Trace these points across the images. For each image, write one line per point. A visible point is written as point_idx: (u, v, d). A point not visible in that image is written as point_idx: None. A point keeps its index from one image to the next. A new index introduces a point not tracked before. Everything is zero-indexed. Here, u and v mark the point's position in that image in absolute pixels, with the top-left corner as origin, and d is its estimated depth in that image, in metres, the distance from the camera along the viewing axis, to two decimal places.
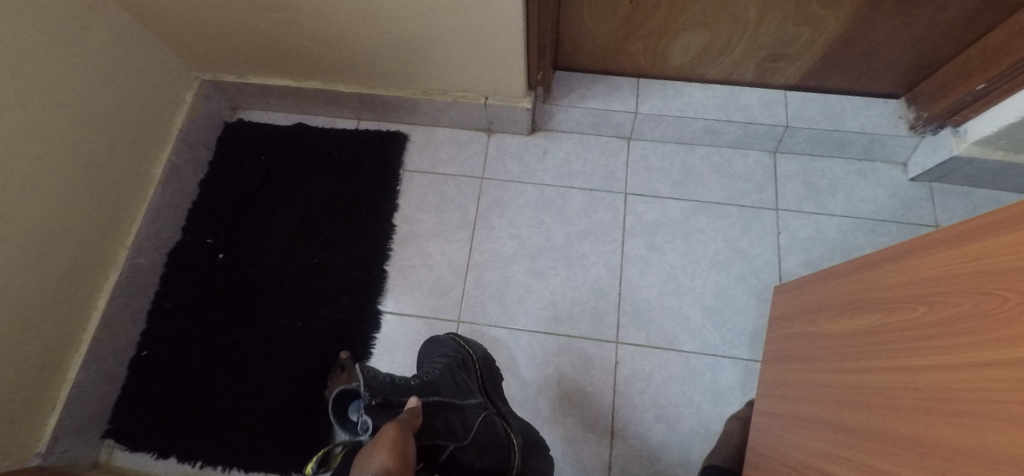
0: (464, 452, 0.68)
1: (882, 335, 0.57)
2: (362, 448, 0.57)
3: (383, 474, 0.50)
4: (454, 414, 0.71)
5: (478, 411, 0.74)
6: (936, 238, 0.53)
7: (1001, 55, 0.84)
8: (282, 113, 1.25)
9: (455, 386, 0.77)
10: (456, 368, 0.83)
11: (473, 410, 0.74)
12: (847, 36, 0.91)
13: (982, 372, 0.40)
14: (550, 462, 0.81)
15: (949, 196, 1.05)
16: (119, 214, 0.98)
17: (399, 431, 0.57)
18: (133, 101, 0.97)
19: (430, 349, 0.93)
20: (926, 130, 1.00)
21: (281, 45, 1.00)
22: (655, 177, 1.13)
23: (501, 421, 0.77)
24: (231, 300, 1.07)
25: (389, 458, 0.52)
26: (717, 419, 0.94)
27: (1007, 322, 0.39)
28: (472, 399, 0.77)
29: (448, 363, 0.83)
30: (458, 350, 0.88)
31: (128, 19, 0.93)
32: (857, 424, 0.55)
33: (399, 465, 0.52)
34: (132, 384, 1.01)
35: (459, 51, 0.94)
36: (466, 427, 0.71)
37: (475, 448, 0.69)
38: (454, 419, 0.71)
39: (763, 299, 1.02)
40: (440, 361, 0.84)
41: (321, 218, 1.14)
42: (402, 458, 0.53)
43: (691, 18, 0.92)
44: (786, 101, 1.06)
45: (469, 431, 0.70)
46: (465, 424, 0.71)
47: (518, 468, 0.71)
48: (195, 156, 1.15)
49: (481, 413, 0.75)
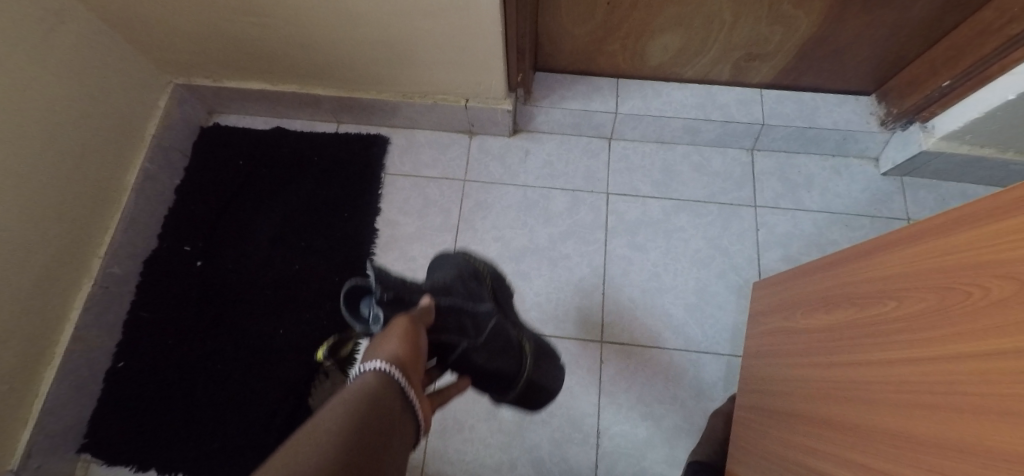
0: (477, 351, 0.72)
1: (855, 330, 0.59)
2: (375, 335, 0.61)
3: (394, 360, 0.54)
4: (467, 316, 0.73)
5: (490, 316, 0.76)
6: (904, 235, 0.55)
7: (964, 53, 0.87)
8: (259, 118, 1.22)
9: (467, 291, 0.77)
10: (469, 277, 0.82)
11: (485, 315, 0.76)
12: (819, 36, 0.93)
13: (951, 364, 0.41)
14: (554, 367, 0.91)
15: (920, 190, 1.08)
16: (91, 223, 0.95)
17: (411, 323, 0.61)
18: (104, 107, 0.94)
19: (438, 261, 0.89)
20: (896, 126, 1.03)
21: (256, 48, 0.99)
22: (637, 176, 1.14)
23: (511, 329, 0.81)
24: (211, 308, 1.05)
25: (400, 347, 0.56)
26: (700, 414, 0.95)
27: (973, 316, 0.40)
28: (484, 305, 0.78)
29: (459, 272, 0.81)
30: (467, 262, 0.86)
31: (96, 24, 0.90)
32: (834, 418, 0.56)
33: (409, 353, 0.56)
34: (108, 397, 0.98)
35: (439, 53, 0.93)
36: (479, 329, 0.74)
37: (487, 350, 0.73)
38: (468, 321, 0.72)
39: (743, 295, 1.03)
40: (452, 269, 0.82)
41: (302, 223, 1.12)
42: (412, 348, 0.57)
43: (668, 19, 0.93)
44: (762, 100, 1.08)
45: (481, 333, 0.73)
46: (478, 327, 0.74)
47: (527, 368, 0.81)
48: (170, 163, 1.13)
49: (492, 317, 0.77)
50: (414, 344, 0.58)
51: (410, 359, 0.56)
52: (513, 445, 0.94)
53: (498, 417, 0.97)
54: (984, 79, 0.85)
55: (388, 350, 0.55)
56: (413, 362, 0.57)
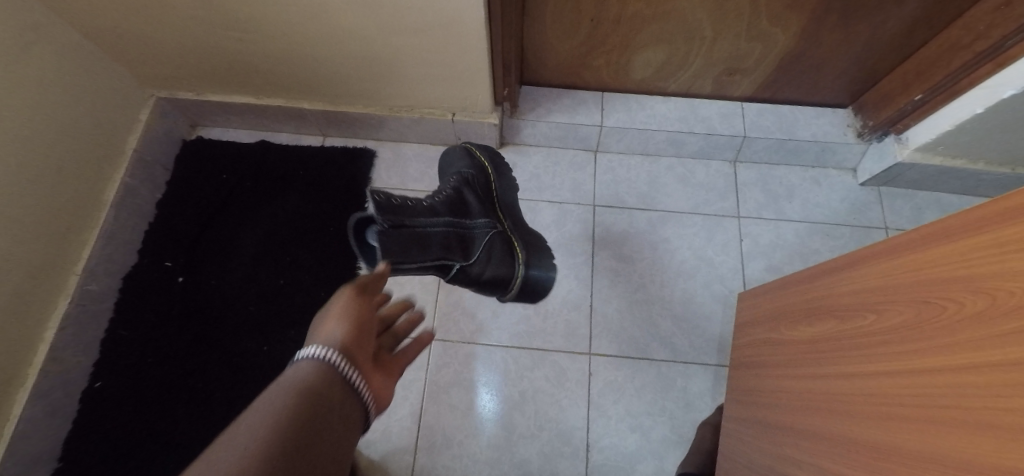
0: (472, 266, 0.79)
1: (837, 342, 0.60)
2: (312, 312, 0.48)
3: (335, 343, 0.42)
4: (462, 231, 0.78)
5: (485, 230, 0.82)
6: (881, 249, 0.56)
7: (934, 68, 0.90)
8: (243, 131, 1.21)
9: (467, 204, 0.84)
10: (471, 185, 0.88)
11: (482, 232, 0.82)
12: (797, 51, 0.96)
13: (931, 376, 0.41)
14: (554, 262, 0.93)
15: (896, 200, 1.11)
16: (68, 240, 0.93)
17: (357, 293, 0.48)
18: (83, 122, 0.93)
19: (447, 161, 0.99)
20: (871, 138, 1.06)
21: (241, 62, 0.98)
22: (622, 188, 1.15)
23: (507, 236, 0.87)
24: (192, 325, 1.03)
25: (341, 325, 0.44)
26: (688, 425, 0.96)
27: (949, 329, 0.41)
28: (482, 219, 0.83)
29: (462, 182, 0.88)
30: (473, 169, 0.93)
31: (75, 38, 0.89)
32: (818, 429, 0.57)
33: (354, 334, 0.44)
34: (84, 419, 0.95)
35: (425, 68, 0.94)
36: (475, 245, 0.80)
37: (481, 262, 0.80)
38: (463, 234, 0.78)
39: (729, 305, 1.04)
40: (455, 178, 0.88)
41: (287, 237, 1.11)
42: (357, 326, 0.45)
43: (651, 34, 0.95)
44: (743, 113, 1.10)
45: (477, 247, 0.80)
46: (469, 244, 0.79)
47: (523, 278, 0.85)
48: (150, 178, 1.11)
49: (485, 232, 0.82)
50: (357, 320, 0.45)
51: (358, 339, 0.44)
52: (502, 460, 0.94)
53: (487, 432, 0.96)
54: (953, 93, 0.88)
55: (328, 334, 0.43)
56: (361, 344, 0.44)
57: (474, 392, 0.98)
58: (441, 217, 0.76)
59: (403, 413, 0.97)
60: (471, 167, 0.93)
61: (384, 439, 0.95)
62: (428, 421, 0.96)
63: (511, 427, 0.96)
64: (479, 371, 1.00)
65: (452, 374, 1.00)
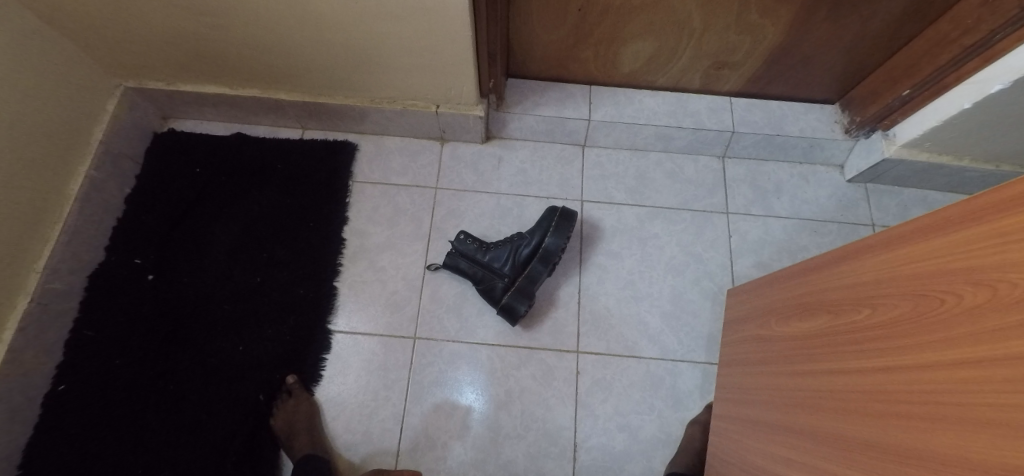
0: (484, 292, 0.98)
1: (830, 337, 0.58)
2: None
3: None
4: (487, 268, 0.98)
5: (498, 278, 0.97)
6: (878, 241, 0.54)
7: (922, 64, 0.90)
8: (218, 123, 1.16)
9: (512, 251, 0.97)
10: (524, 246, 0.98)
11: (496, 275, 0.97)
12: (786, 45, 0.95)
13: (928, 371, 0.40)
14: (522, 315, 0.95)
15: (882, 196, 1.11)
16: (29, 235, 0.87)
17: None
18: (46, 111, 0.88)
19: (555, 212, 1.00)
20: (859, 134, 1.05)
21: (215, 51, 0.94)
22: (610, 184, 1.13)
23: (515, 289, 0.95)
24: (164, 324, 0.98)
25: None
26: (677, 423, 0.94)
27: (948, 323, 0.39)
28: (504, 269, 0.97)
29: (524, 240, 0.98)
30: (541, 235, 0.98)
31: (33, 22, 0.83)
32: (811, 427, 0.55)
33: None
34: (47, 424, 0.89)
35: (410, 58, 0.91)
36: (489, 282, 0.97)
37: (488, 292, 0.98)
38: (484, 270, 0.98)
39: (717, 301, 1.03)
40: (526, 235, 0.99)
41: (264, 233, 1.07)
42: None
43: (640, 26, 0.93)
44: (731, 107, 1.09)
45: (490, 282, 0.97)
46: (485, 277, 0.98)
47: (502, 312, 0.96)
48: (119, 170, 1.05)
49: (499, 279, 0.97)
50: None
51: None
52: (488, 462, 0.91)
53: (472, 433, 0.93)
54: (941, 88, 0.88)
55: None
56: None
57: (459, 391, 0.96)
58: (484, 257, 0.98)
59: (386, 414, 0.94)
60: (540, 236, 0.98)
61: (365, 442, 0.92)
62: (413, 424, 0.93)
63: (496, 428, 0.93)
64: (464, 370, 0.97)
65: (436, 374, 0.97)
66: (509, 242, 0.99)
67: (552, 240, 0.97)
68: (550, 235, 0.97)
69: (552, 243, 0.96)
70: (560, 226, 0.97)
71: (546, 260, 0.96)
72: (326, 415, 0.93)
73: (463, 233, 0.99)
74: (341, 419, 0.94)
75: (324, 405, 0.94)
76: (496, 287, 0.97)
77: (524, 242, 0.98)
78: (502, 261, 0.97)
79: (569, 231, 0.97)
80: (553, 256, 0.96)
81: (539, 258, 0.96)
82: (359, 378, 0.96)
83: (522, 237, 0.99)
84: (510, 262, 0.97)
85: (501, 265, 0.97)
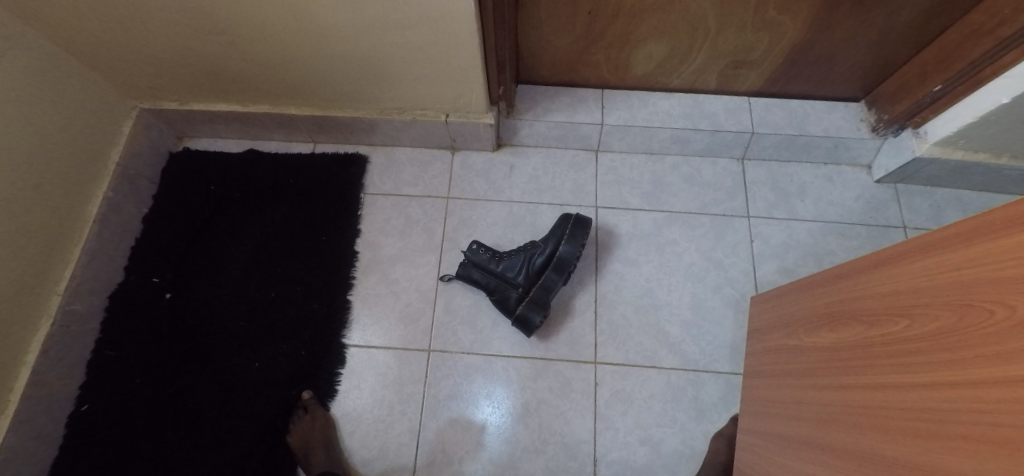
0: (495, 301, 0.97)
1: (863, 351, 0.55)
2: None
3: None
4: (498, 279, 0.96)
5: (509, 288, 0.95)
6: (915, 248, 0.51)
7: (956, 56, 0.85)
8: (231, 140, 1.18)
9: (526, 261, 0.95)
10: (533, 255, 0.96)
11: (506, 285, 0.96)
12: (806, 42, 0.91)
13: (972, 393, 0.37)
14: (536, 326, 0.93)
15: (913, 196, 1.06)
16: (50, 255, 0.89)
17: None
18: (63, 135, 0.89)
19: (568, 219, 0.98)
20: (887, 133, 1.01)
21: (226, 68, 0.94)
22: (626, 189, 1.10)
23: (527, 300, 0.94)
24: (181, 343, 0.98)
25: None
26: (701, 437, 0.91)
27: (996, 337, 0.36)
28: (513, 278, 0.95)
29: (533, 249, 0.96)
30: (551, 243, 0.96)
31: (51, 49, 0.85)
32: (846, 448, 0.52)
33: None
34: (72, 443, 0.90)
35: (416, 67, 0.90)
36: (500, 292, 0.96)
37: (498, 301, 0.96)
38: (495, 280, 0.96)
39: (740, 309, 1.00)
40: (535, 243, 0.97)
41: (278, 248, 1.07)
42: None
43: (652, 28, 0.90)
44: (751, 107, 1.06)
45: (500, 292, 0.96)
46: (499, 288, 0.96)
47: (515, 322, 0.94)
48: (137, 190, 1.07)
49: (513, 290, 0.95)
50: None
51: None
52: None
53: (489, 448, 0.91)
54: (977, 82, 0.83)
55: None
56: None
57: (474, 405, 0.94)
58: (491, 268, 0.96)
59: (402, 429, 0.93)
60: (549, 245, 0.96)
61: (381, 458, 0.91)
62: (429, 438, 0.92)
63: (515, 444, 0.91)
64: (480, 383, 0.96)
65: (452, 388, 0.95)
66: (522, 251, 0.97)
67: (566, 247, 0.95)
68: (564, 244, 0.95)
69: (567, 251, 0.94)
70: (574, 234, 0.95)
71: (561, 269, 0.94)
72: (343, 432, 0.93)
73: (475, 242, 0.98)
74: (356, 435, 0.93)
75: (341, 421, 0.94)
76: (510, 298, 0.95)
77: (538, 251, 0.96)
78: (516, 271, 0.95)
79: (580, 241, 0.95)
80: (567, 265, 0.94)
81: (553, 267, 0.94)
82: (375, 393, 0.96)
83: (535, 245, 0.97)
84: (524, 272, 0.95)
85: (514, 275, 0.95)
